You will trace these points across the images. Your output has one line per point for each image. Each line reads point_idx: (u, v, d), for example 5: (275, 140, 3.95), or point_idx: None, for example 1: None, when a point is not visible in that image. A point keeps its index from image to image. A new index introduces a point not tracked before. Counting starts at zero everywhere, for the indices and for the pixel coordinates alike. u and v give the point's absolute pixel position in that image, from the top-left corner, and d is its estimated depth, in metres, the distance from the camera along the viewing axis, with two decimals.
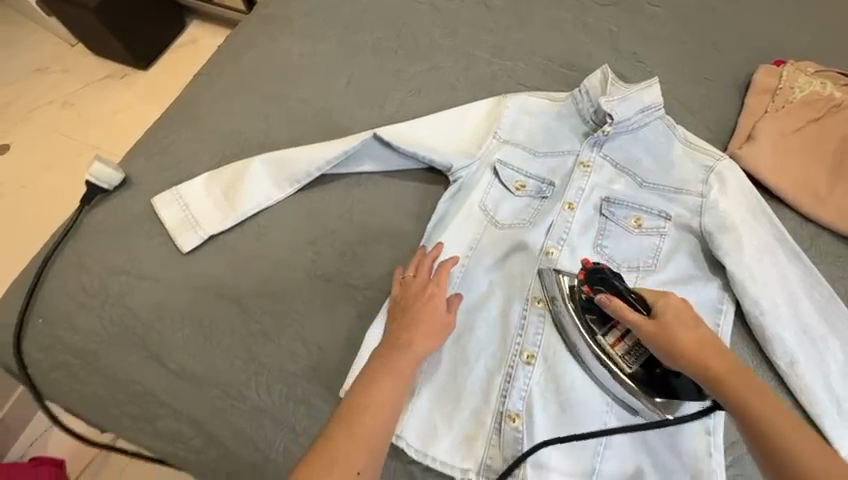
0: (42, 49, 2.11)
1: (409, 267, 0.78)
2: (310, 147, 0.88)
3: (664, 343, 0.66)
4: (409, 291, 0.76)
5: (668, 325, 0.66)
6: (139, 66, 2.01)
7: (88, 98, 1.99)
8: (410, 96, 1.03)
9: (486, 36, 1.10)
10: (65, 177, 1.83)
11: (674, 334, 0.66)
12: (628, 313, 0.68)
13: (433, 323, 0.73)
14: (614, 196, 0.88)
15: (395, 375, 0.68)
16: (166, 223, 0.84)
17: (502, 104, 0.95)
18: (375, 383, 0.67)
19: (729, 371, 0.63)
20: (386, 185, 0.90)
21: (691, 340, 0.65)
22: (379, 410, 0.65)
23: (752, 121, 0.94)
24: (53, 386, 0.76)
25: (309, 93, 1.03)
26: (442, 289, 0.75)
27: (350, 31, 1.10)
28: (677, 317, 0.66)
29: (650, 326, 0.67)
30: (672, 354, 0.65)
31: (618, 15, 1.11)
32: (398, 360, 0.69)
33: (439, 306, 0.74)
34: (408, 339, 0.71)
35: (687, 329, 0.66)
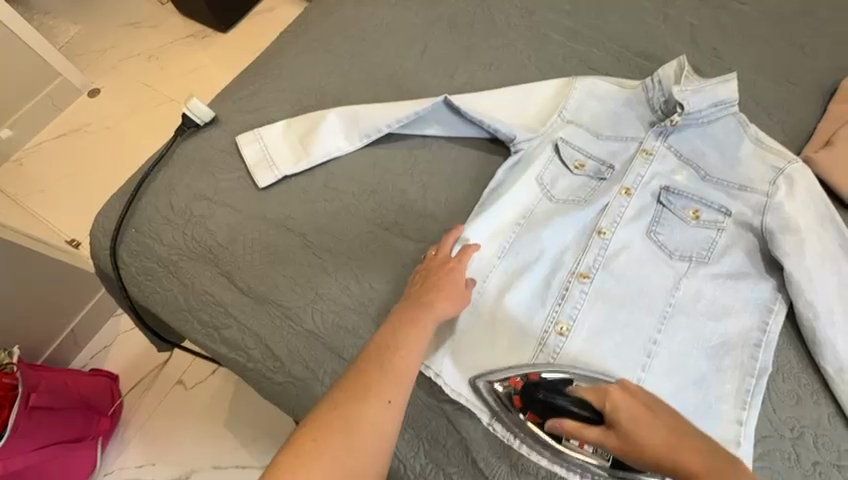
0: (138, 5, 2.29)
1: (434, 248, 0.80)
2: (382, 105, 0.94)
3: (634, 455, 0.57)
4: (431, 265, 0.79)
5: (629, 429, 0.58)
6: (220, 29, 2.15)
7: (173, 52, 2.15)
8: (480, 70, 1.06)
9: (562, 20, 1.12)
10: (145, 122, 1.99)
11: (640, 438, 0.57)
12: (581, 430, 0.62)
13: (455, 291, 0.75)
14: (674, 186, 0.88)
15: (417, 325, 0.70)
16: (246, 160, 0.93)
17: (571, 86, 0.98)
18: (402, 331, 0.70)
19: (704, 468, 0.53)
20: (448, 150, 0.95)
21: (655, 446, 0.56)
22: (406, 351, 0.68)
23: (832, 127, 0.91)
24: (137, 287, 0.88)
25: (385, 57, 1.09)
26: (464, 262, 0.78)
27: (429, 5, 1.16)
28: (631, 420, 0.58)
29: (610, 441, 0.59)
30: (650, 465, 0.56)
31: (700, 10, 1.10)
32: (423, 312, 0.72)
33: (458, 277, 0.77)
34: (430, 299, 0.74)
35: (644, 429, 0.57)
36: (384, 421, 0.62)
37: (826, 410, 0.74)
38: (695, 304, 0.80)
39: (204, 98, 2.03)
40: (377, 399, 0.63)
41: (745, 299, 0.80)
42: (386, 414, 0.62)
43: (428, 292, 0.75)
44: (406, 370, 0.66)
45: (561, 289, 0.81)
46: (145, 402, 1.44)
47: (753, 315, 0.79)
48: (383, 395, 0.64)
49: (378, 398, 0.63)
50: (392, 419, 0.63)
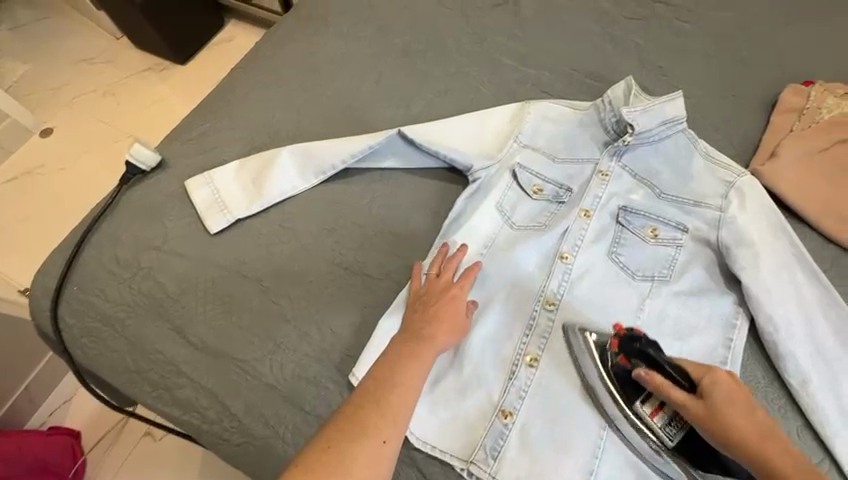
0: (91, 41, 2.22)
1: (433, 267, 0.80)
2: (336, 141, 0.92)
3: (716, 428, 0.63)
4: (433, 289, 0.78)
5: (715, 408, 0.63)
6: (177, 61, 2.11)
7: (129, 87, 2.09)
8: (437, 98, 1.05)
9: (514, 43, 1.14)
10: (100, 161, 1.92)
11: (722, 419, 0.62)
12: (669, 389, 0.65)
13: (454, 321, 0.75)
14: (631, 205, 0.89)
15: (417, 358, 0.69)
16: (197, 205, 0.90)
17: (525, 111, 0.99)
18: (400, 366, 0.68)
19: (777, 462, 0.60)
20: (408, 182, 0.93)
21: (742, 428, 0.62)
22: (403, 387, 0.65)
23: (776, 139, 0.94)
24: (81, 350, 0.82)
25: (339, 89, 1.07)
26: (462, 289, 0.78)
27: (382, 34, 1.16)
28: (728, 401, 0.63)
29: (695, 409, 0.64)
30: (724, 441, 0.62)
31: (644, 29, 1.14)
32: (422, 347, 0.70)
33: (457, 305, 0.76)
34: (429, 332, 0.73)
35: (733, 412, 0.63)
36: (373, 462, 0.60)
37: (794, 425, 0.74)
38: (660, 325, 0.80)
39: (152, 138, 1.94)
40: (378, 433, 0.62)
41: (709, 315, 0.80)
42: (383, 453, 0.61)
43: (427, 323, 0.73)
44: (404, 406, 0.64)
45: (528, 318, 0.80)
46: (110, 460, 1.34)
47: (719, 331, 0.79)
48: (385, 430, 0.62)
49: (382, 435, 0.62)
50: (385, 459, 0.61)
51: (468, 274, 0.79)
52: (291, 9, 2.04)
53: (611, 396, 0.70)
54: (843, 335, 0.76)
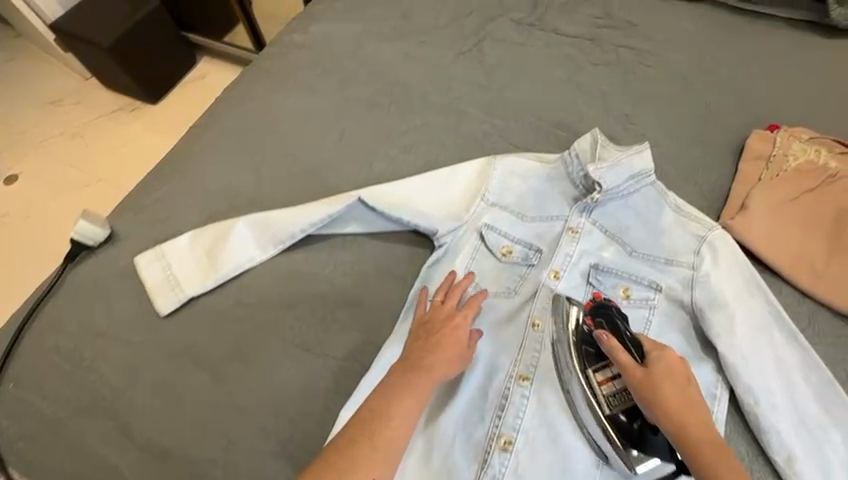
0: (58, 82, 2.15)
1: (438, 292, 0.80)
2: (295, 209, 0.88)
3: (649, 394, 0.65)
4: (436, 316, 0.78)
5: (655, 376, 0.66)
6: (149, 100, 2.05)
7: (99, 129, 2.03)
8: (401, 154, 1.02)
9: (480, 92, 1.12)
10: (69, 208, 1.86)
11: (658, 387, 0.65)
12: (618, 352, 0.69)
13: (455, 352, 0.74)
14: (602, 263, 0.88)
15: (418, 388, 0.70)
16: (146, 284, 0.84)
17: (491, 166, 0.96)
18: (396, 399, 0.69)
19: (696, 431, 0.63)
20: (372, 246, 0.90)
21: (671, 397, 0.65)
22: (396, 421, 0.67)
23: (744, 189, 0.92)
24: (16, 455, 0.75)
25: (301, 147, 1.04)
26: (464, 320, 0.77)
27: (345, 86, 1.14)
28: (668, 373, 0.67)
29: (636, 374, 0.67)
30: (652, 405, 0.65)
31: (609, 74, 1.13)
32: (418, 382, 0.70)
33: (459, 334, 0.76)
34: (431, 361, 0.72)
35: (668, 381, 0.66)
36: None
37: None
38: None
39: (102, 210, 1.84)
40: (371, 449, 0.65)
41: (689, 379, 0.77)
42: (374, 470, 0.64)
43: (424, 357, 0.73)
44: (399, 431, 0.67)
45: (500, 395, 0.77)
46: None
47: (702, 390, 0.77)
48: (376, 446, 0.65)
49: (373, 452, 0.65)
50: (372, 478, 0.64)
51: (472, 302, 0.79)
52: (263, 47, 2.03)
53: (572, 367, 0.74)
54: (826, 400, 0.73)
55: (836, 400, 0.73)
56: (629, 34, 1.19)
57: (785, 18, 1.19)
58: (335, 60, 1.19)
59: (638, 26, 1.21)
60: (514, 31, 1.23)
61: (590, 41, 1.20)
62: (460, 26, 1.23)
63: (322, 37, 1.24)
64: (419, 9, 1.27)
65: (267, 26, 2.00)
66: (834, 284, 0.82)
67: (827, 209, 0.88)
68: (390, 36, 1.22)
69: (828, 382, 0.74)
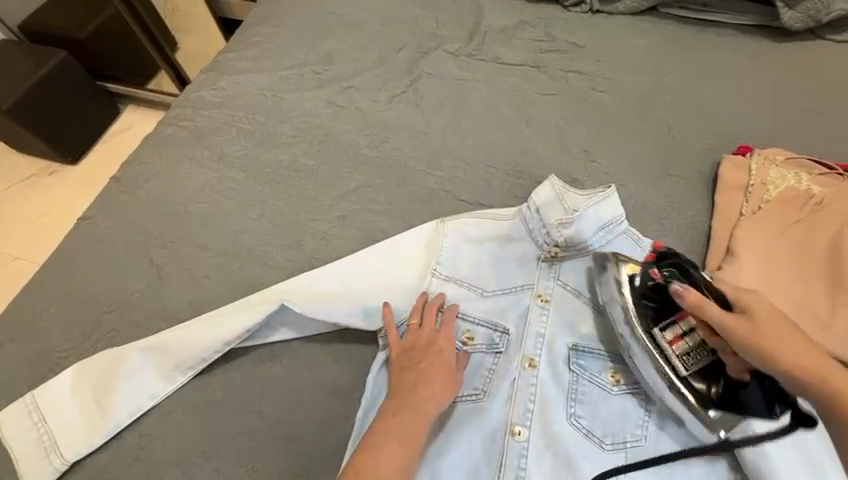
0: None
1: (412, 315, 0.73)
2: (203, 324, 0.70)
3: (750, 336, 0.59)
4: (417, 342, 0.70)
5: (759, 316, 0.60)
6: (67, 161, 1.76)
7: (8, 202, 1.74)
8: (335, 227, 0.87)
9: (421, 140, 0.98)
10: None
11: (768, 332, 0.59)
12: (707, 305, 0.62)
13: (445, 375, 0.67)
14: (582, 340, 0.73)
15: (420, 420, 0.62)
16: (14, 452, 0.67)
17: (439, 232, 0.81)
18: (386, 442, 0.59)
19: (802, 361, 0.58)
20: (306, 356, 0.73)
21: (774, 334, 0.59)
22: (397, 454, 0.59)
23: (728, 227, 0.81)
24: None
25: (213, 232, 0.86)
26: (446, 345, 0.70)
27: (265, 149, 0.98)
28: (746, 312, 0.61)
29: (727, 318, 0.61)
30: (753, 343, 0.59)
31: (560, 105, 1.02)
32: (408, 418, 0.62)
33: (444, 355, 0.69)
34: (422, 395, 0.64)
35: (776, 320, 0.60)
36: None
37: None
38: None
39: None
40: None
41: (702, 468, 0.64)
42: None
43: (414, 392, 0.65)
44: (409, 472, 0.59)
45: None
46: None
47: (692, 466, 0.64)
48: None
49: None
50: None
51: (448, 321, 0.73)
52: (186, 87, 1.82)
53: (631, 327, 0.67)
54: None
55: None
56: (575, 57, 1.09)
57: (735, 24, 1.12)
58: (251, 118, 1.03)
59: (584, 47, 1.11)
60: (452, 65, 1.11)
61: (536, 68, 1.09)
62: (391, 67, 1.11)
63: (236, 92, 1.08)
64: (343, 53, 1.14)
65: (188, 66, 1.80)
66: (842, 337, 0.71)
67: (820, 243, 0.78)
68: (313, 87, 1.09)
69: None
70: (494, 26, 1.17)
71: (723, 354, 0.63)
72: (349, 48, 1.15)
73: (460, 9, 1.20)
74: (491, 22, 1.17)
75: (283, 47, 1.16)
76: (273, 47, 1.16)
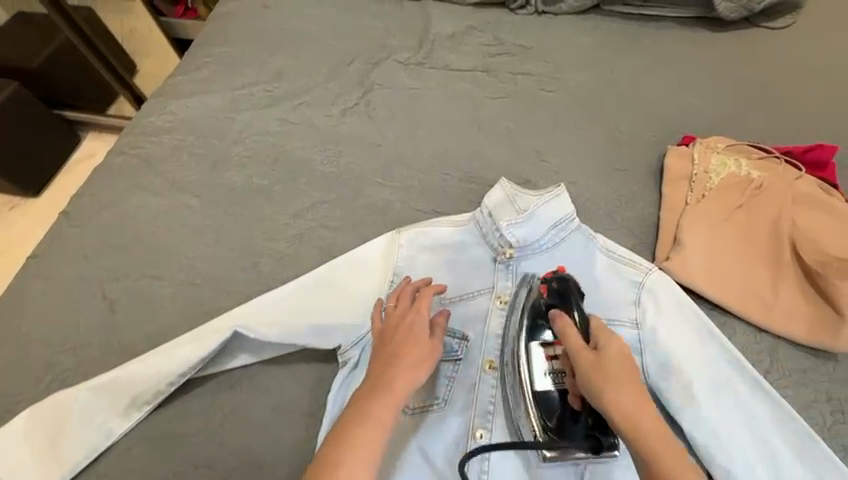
0: None
1: (392, 297, 0.71)
2: (159, 356, 0.70)
3: (585, 367, 0.57)
4: (393, 321, 0.67)
5: (605, 357, 0.57)
6: (28, 195, 1.70)
7: None
8: (292, 246, 0.86)
9: (375, 152, 0.98)
10: None
11: (611, 379, 0.55)
12: (571, 333, 0.61)
13: (418, 352, 0.64)
14: None
15: (388, 396, 0.59)
16: None
17: (396, 243, 0.81)
18: (363, 414, 0.57)
19: (634, 412, 0.53)
20: (265, 380, 0.72)
21: (605, 364, 0.56)
22: (365, 430, 0.56)
23: (674, 216, 0.84)
24: None
25: (167, 261, 0.85)
26: (417, 314, 0.67)
27: (217, 172, 0.97)
28: (602, 341, 0.60)
29: (577, 345, 0.59)
30: (591, 374, 0.56)
31: (510, 107, 1.03)
32: (378, 397, 0.59)
33: (416, 321, 0.66)
34: (391, 366, 0.62)
35: (621, 367, 0.57)
36: None
37: None
38: None
39: None
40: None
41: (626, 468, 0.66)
42: None
43: (385, 366, 0.62)
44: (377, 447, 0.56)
45: None
46: None
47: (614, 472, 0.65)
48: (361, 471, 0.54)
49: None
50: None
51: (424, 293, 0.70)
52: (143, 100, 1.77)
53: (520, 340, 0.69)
54: (809, 457, 0.65)
55: (814, 452, 0.65)
56: (523, 59, 1.11)
57: (675, 17, 1.15)
58: (203, 142, 1.02)
59: (531, 48, 1.13)
60: (403, 74, 1.11)
61: (485, 72, 1.10)
62: (342, 80, 1.11)
63: (186, 116, 1.07)
64: (293, 70, 1.14)
65: (144, 83, 1.77)
66: (786, 315, 0.74)
67: (762, 226, 0.80)
68: (265, 105, 1.08)
69: (807, 435, 0.65)
70: (442, 32, 1.17)
71: (574, 392, 0.62)
72: (299, 63, 1.15)
73: (408, 18, 1.21)
74: (439, 29, 1.18)
75: (233, 67, 1.15)
76: (223, 67, 1.15)
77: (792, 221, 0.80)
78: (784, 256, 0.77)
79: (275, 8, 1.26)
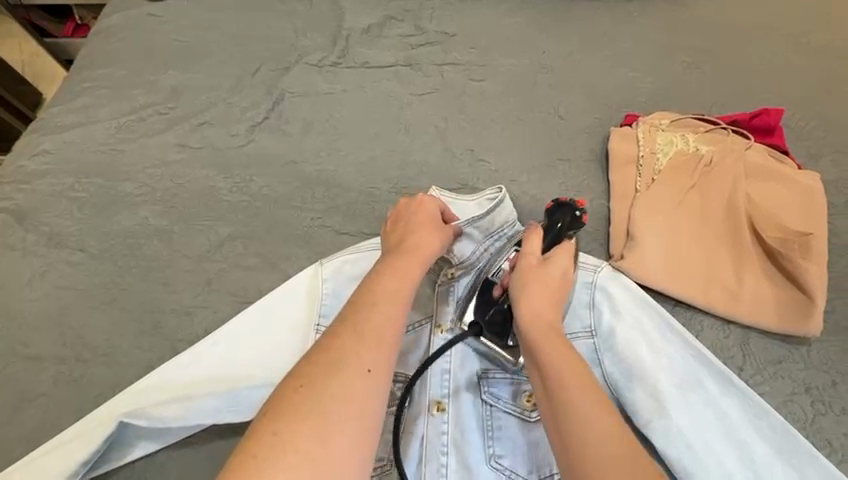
0: None
1: (401, 210, 0.67)
2: (30, 467, 0.56)
3: (523, 298, 0.56)
4: (398, 223, 0.66)
5: (537, 278, 0.57)
6: None
7: None
8: (199, 297, 0.73)
9: (290, 171, 0.86)
10: None
11: (533, 309, 0.55)
12: (524, 260, 0.60)
13: (425, 248, 0.61)
14: (492, 366, 0.65)
15: (373, 335, 0.50)
16: None
17: (318, 278, 0.70)
18: (356, 322, 0.51)
19: (542, 333, 0.53)
20: (172, 469, 0.60)
21: (537, 297, 0.56)
22: (354, 342, 0.50)
23: (625, 207, 0.76)
24: None
25: (45, 338, 0.71)
26: (422, 234, 0.63)
27: (105, 218, 0.82)
28: (546, 276, 0.58)
29: (522, 275, 0.58)
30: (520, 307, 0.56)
31: (438, 103, 0.93)
32: (372, 303, 0.53)
33: (418, 245, 0.61)
34: (401, 268, 0.58)
35: (549, 295, 0.57)
36: None
37: None
38: None
39: None
40: (317, 438, 0.44)
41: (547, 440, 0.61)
42: (308, 438, 0.43)
43: (369, 294, 0.54)
44: (359, 401, 0.47)
45: None
46: None
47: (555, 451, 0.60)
48: (319, 427, 0.44)
49: (307, 428, 0.44)
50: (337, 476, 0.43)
51: (433, 215, 0.66)
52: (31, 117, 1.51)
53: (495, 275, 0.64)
54: (790, 454, 0.58)
55: (795, 447, 0.58)
56: (448, 48, 1.01)
57: None
58: (86, 183, 0.87)
59: (455, 35, 1.02)
60: (317, 78, 0.98)
61: (408, 66, 0.99)
62: (247, 92, 0.97)
63: (64, 154, 0.91)
64: (190, 86, 0.99)
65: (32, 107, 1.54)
66: (753, 303, 0.67)
67: (717, 206, 0.74)
68: (158, 130, 0.93)
69: (782, 427, 0.58)
70: (357, 27, 1.05)
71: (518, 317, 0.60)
72: (196, 78, 1.00)
73: (318, 14, 1.08)
74: (354, 23, 1.06)
75: (118, 90, 0.99)
76: (106, 91, 0.99)
77: (747, 196, 0.74)
78: (742, 235, 0.71)
79: (165, 17, 1.10)
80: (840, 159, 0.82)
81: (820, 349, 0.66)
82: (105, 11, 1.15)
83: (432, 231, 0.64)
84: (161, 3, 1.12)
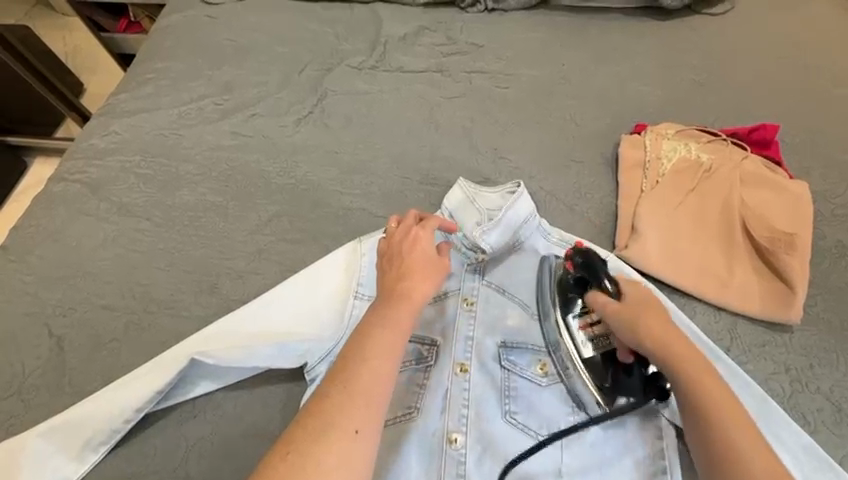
0: None
1: (394, 232, 0.66)
2: (114, 392, 0.67)
3: (661, 353, 0.57)
4: (391, 252, 0.65)
5: (667, 338, 0.57)
6: None
7: None
8: (250, 265, 0.83)
9: (331, 160, 0.96)
10: None
11: (681, 367, 0.56)
12: (619, 318, 0.60)
13: (419, 291, 0.60)
14: (510, 337, 0.74)
15: (361, 395, 0.51)
16: None
17: (357, 253, 0.78)
18: (344, 381, 0.51)
19: (702, 390, 0.54)
20: (230, 405, 0.70)
21: (676, 354, 0.56)
22: (343, 405, 0.50)
23: (631, 205, 0.85)
24: None
25: (117, 291, 0.81)
26: (414, 280, 0.61)
27: (168, 192, 0.93)
28: (674, 339, 0.57)
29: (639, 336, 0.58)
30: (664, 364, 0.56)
31: (466, 105, 1.03)
32: (363, 353, 0.54)
33: (409, 292, 0.59)
34: (393, 318, 0.57)
35: (684, 347, 0.57)
36: None
37: None
38: None
39: None
40: None
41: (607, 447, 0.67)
42: None
43: (360, 349, 0.54)
44: (345, 465, 0.47)
45: None
46: None
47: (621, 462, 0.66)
48: None
49: None
50: None
51: (428, 254, 0.64)
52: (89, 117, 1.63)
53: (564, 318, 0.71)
54: (766, 419, 0.66)
55: (771, 415, 0.66)
56: (477, 57, 1.11)
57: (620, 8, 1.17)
58: (150, 162, 0.97)
59: (483, 46, 1.13)
60: (357, 79, 1.09)
61: (440, 72, 1.09)
62: (294, 88, 1.08)
63: (132, 135, 1.02)
64: (243, 81, 1.10)
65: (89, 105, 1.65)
66: (742, 291, 0.76)
67: (713, 207, 0.83)
68: (214, 119, 1.04)
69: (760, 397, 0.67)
70: (394, 34, 1.16)
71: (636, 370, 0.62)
72: (248, 74, 1.11)
73: (358, 21, 1.19)
74: (391, 31, 1.17)
75: (179, 81, 1.11)
76: (168, 82, 1.11)
77: (740, 199, 0.82)
78: (735, 234, 0.80)
79: (220, 18, 1.22)
80: (829, 172, 0.90)
81: (800, 336, 0.74)
82: (166, 11, 1.27)
83: (426, 276, 0.61)
84: (217, 5, 1.24)
